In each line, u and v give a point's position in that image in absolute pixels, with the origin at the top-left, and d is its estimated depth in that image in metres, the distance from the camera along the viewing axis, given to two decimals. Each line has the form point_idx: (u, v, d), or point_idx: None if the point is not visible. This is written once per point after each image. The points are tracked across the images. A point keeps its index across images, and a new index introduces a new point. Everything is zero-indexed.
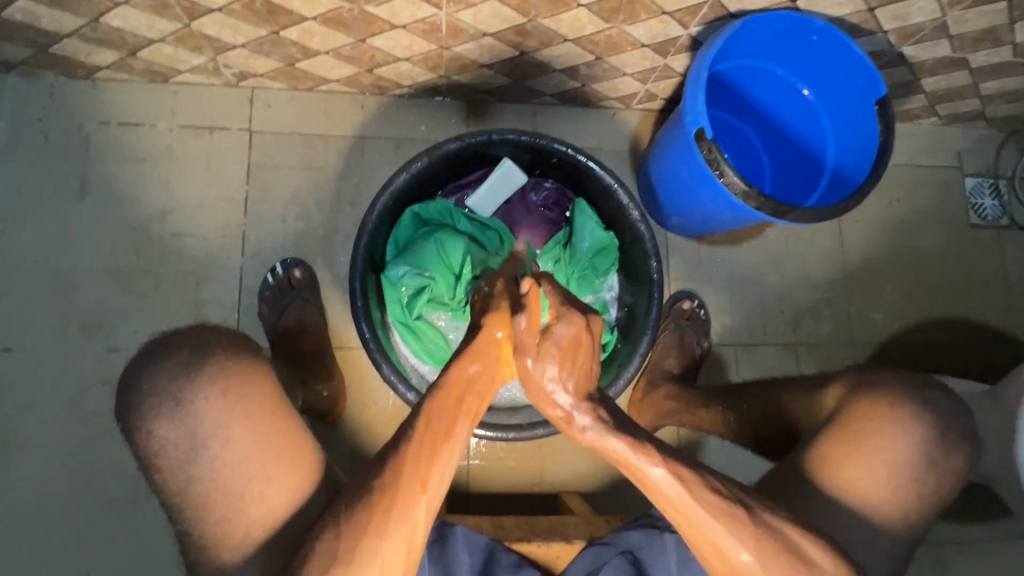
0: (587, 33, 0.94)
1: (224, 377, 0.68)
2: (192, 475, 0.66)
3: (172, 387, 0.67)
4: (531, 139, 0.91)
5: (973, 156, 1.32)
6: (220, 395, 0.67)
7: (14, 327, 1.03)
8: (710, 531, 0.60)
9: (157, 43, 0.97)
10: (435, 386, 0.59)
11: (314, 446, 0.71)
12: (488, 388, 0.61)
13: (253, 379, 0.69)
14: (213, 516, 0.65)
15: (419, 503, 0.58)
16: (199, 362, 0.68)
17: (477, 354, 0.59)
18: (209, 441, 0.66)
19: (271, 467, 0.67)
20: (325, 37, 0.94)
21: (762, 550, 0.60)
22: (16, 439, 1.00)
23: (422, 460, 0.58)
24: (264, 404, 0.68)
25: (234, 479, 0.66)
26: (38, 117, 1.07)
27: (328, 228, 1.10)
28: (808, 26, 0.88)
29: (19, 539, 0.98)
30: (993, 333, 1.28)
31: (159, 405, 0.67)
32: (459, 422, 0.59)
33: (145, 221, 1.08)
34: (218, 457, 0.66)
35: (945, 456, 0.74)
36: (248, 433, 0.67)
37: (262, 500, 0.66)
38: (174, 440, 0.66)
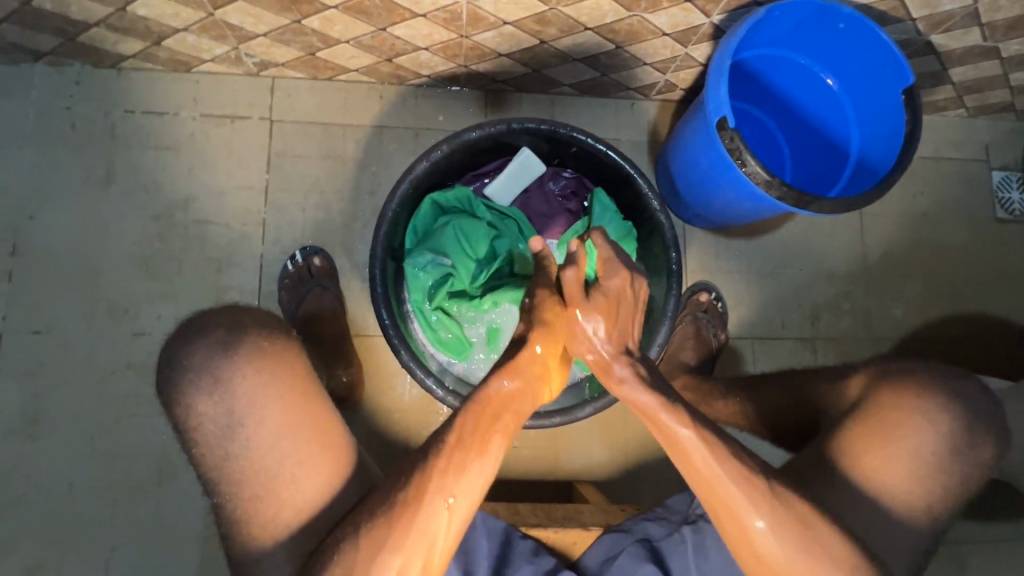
0: (608, 21, 0.93)
1: (260, 357, 0.70)
2: (227, 451, 0.67)
3: (210, 363, 0.69)
4: (551, 127, 0.91)
5: (1001, 149, 1.29)
6: (256, 374, 0.69)
7: (43, 310, 1.06)
8: (730, 496, 0.62)
9: (181, 33, 0.98)
10: (472, 400, 0.62)
11: (343, 433, 0.71)
12: (524, 407, 0.64)
13: (286, 361, 0.71)
14: (246, 493, 0.67)
15: (440, 517, 0.59)
16: (236, 341, 0.70)
17: (515, 370, 0.64)
18: (245, 419, 0.67)
19: (303, 450, 0.67)
20: (346, 26, 0.95)
21: (773, 516, 0.62)
22: (45, 420, 1.03)
23: (449, 472, 0.59)
24: (297, 387, 0.70)
25: (267, 460, 0.67)
26: (67, 105, 1.09)
27: (347, 218, 1.11)
28: (834, 13, 0.86)
29: (48, 516, 1.01)
30: (1019, 330, 1.25)
31: (198, 380, 0.69)
32: (493, 439, 0.61)
33: (169, 209, 1.09)
34: (253, 435, 0.67)
35: (970, 445, 0.73)
36: (282, 414, 0.68)
37: (294, 483, 0.67)
38: (212, 416, 0.68)
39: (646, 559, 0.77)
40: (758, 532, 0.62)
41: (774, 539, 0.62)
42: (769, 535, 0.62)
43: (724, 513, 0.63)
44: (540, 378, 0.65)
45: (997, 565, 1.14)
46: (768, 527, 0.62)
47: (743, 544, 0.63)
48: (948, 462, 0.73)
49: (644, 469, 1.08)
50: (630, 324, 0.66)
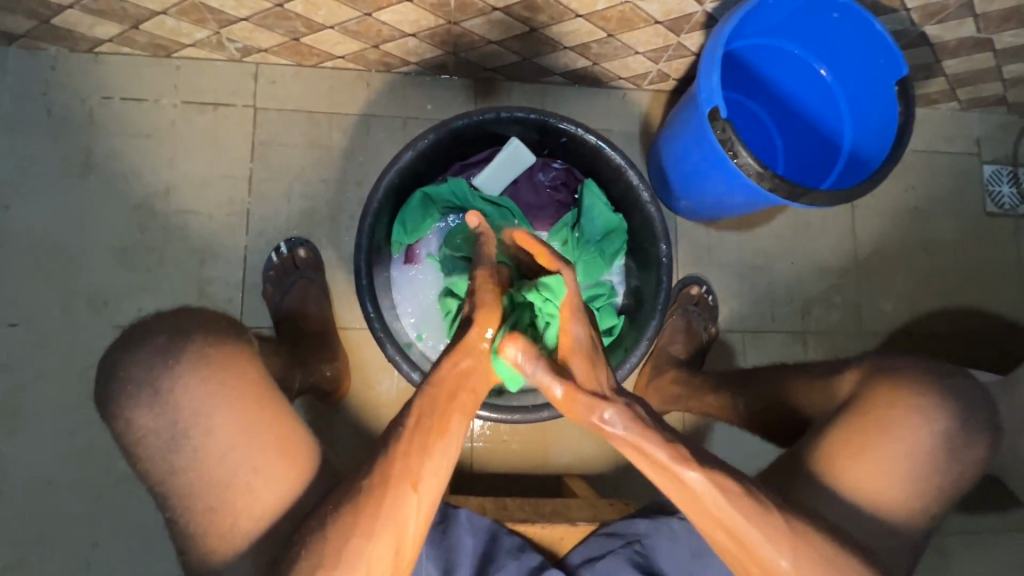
0: (599, 8, 0.91)
1: (205, 364, 0.68)
2: (175, 465, 0.66)
3: (150, 375, 0.67)
4: (540, 117, 0.89)
5: (993, 143, 1.29)
6: (199, 382, 0.67)
7: (21, 301, 1.03)
8: (750, 538, 0.59)
9: (159, 16, 0.95)
10: (426, 383, 0.59)
11: (304, 435, 0.69)
12: (480, 385, 0.61)
13: (232, 366, 0.69)
14: (201, 505, 0.65)
15: (408, 500, 0.58)
16: (176, 349, 0.68)
17: (467, 349, 0.59)
18: (190, 430, 0.66)
19: (257, 457, 0.66)
20: (330, 11, 0.92)
21: (797, 558, 0.60)
22: (23, 414, 1.01)
23: (411, 455, 0.58)
24: (246, 392, 0.68)
25: (217, 469, 0.65)
26: (41, 91, 1.06)
27: (333, 208, 1.09)
28: (828, 2, 0.85)
29: (26, 511, 1.00)
30: (1006, 324, 1.26)
31: (138, 393, 0.67)
32: (453, 417, 0.59)
33: (149, 198, 1.07)
34: (200, 446, 0.66)
35: (954, 441, 0.73)
36: (229, 421, 0.66)
37: (248, 491, 0.65)
38: (155, 429, 0.66)
39: (634, 562, 0.76)
40: (779, 568, 0.60)
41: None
42: (796, 574, 0.60)
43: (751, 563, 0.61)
44: (495, 358, 0.60)
45: (981, 557, 1.15)
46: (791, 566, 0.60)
47: None
48: (931, 452, 0.73)
49: (633, 463, 1.08)
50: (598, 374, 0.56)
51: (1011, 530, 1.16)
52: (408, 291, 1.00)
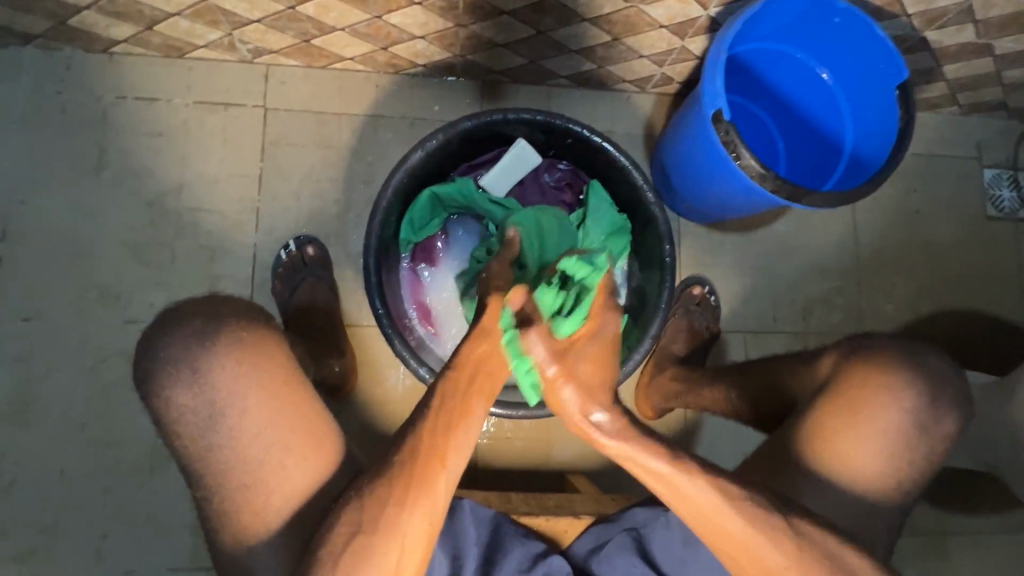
0: (605, 12, 0.93)
1: (240, 347, 0.69)
2: (211, 442, 0.67)
3: (188, 355, 0.68)
4: (546, 118, 0.91)
5: (993, 147, 1.30)
6: (236, 364, 0.68)
7: (34, 296, 1.05)
8: (733, 531, 0.61)
9: (174, 18, 0.97)
10: (447, 367, 0.59)
11: (330, 415, 0.72)
12: (501, 370, 0.58)
13: (267, 349, 0.70)
14: (234, 482, 0.67)
15: (438, 475, 0.60)
16: (214, 331, 0.70)
17: (486, 334, 0.56)
18: (226, 409, 0.67)
19: (289, 436, 0.68)
20: (342, 13, 0.94)
21: (778, 540, 0.62)
22: (36, 407, 1.03)
23: (437, 436, 0.59)
24: (282, 373, 0.70)
25: (252, 448, 0.67)
26: (57, 89, 1.08)
27: (342, 207, 1.11)
28: (830, 7, 0.87)
29: (37, 502, 1.01)
30: (1006, 326, 1.27)
31: (175, 372, 0.68)
32: (475, 400, 0.60)
33: (162, 196, 1.08)
34: (236, 425, 0.67)
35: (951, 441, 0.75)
36: (265, 402, 0.68)
37: (281, 470, 0.67)
38: (192, 408, 0.68)
39: (631, 550, 0.77)
40: (764, 555, 0.62)
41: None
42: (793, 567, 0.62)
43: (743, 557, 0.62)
44: None
45: (981, 558, 1.16)
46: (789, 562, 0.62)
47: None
48: (926, 448, 0.74)
49: None
50: (610, 371, 0.56)
51: (1010, 531, 1.17)
52: (417, 289, 1.01)
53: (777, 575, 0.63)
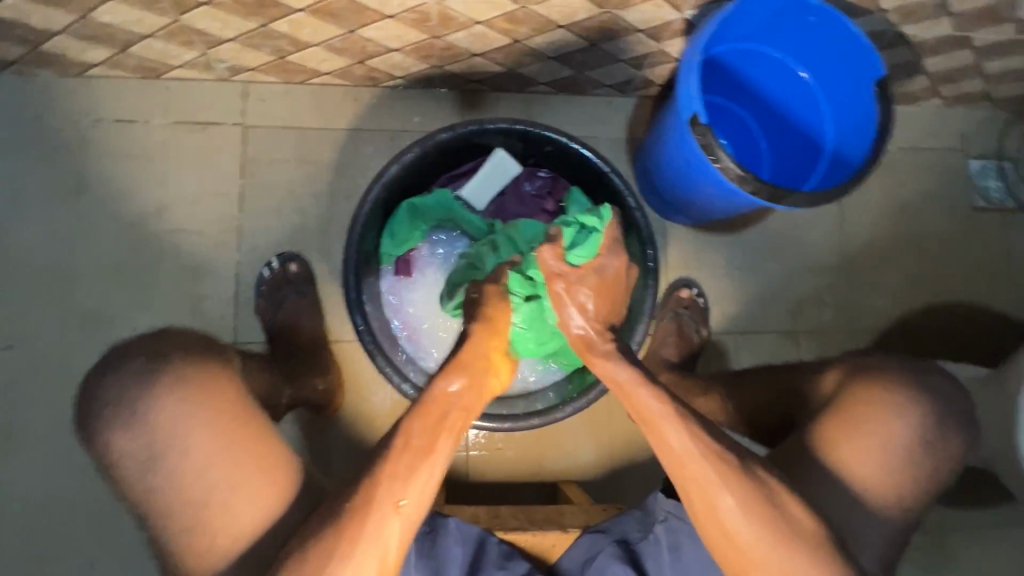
0: (579, 18, 0.92)
1: (184, 387, 0.69)
2: (151, 486, 0.67)
3: (126, 398, 0.69)
4: (524, 126, 0.91)
5: (978, 138, 1.30)
6: (176, 404, 0.68)
7: (17, 323, 1.04)
8: (697, 466, 0.63)
9: (147, 39, 0.96)
10: (416, 403, 0.62)
11: (285, 451, 0.70)
12: (472, 404, 0.64)
13: (208, 386, 0.70)
14: (178, 525, 0.66)
15: (390, 521, 0.58)
16: (154, 372, 0.70)
17: (459, 368, 0.64)
18: (166, 451, 0.67)
19: (233, 476, 0.67)
20: (315, 29, 0.94)
21: (735, 487, 0.62)
22: (20, 435, 1.02)
23: (397, 477, 0.58)
24: (222, 411, 0.69)
25: (193, 488, 0.66)
26: (34, 115, 1.07)
27: (324, 222, 1.10)
28: (803, 6, 0.87)
29: (25, 532, 1.00)
30: (998, 318, 1.26)
31: (115, 417, 0.68)
32: (440, 437, 0.61)
33: (143, 219, 1.08)
34: (177, 467, 0.67)
35: (934, 438, 0.74)
36: (206, 441, 0.67)
37: (227, 510, 0.66)
38: (131, 451, 0.67)
39: (619, 559, 0.77)
40: (724, 504, 0.62)
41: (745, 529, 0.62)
42: (740, 515, 0.62)
43: (697, 496, 0.63)
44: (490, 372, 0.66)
45: (980, 553, 1.14)
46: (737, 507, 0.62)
47: (719, 538, 0.63)
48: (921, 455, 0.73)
49: (628, 467, 1.08)
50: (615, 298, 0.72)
51: (1009, 526, 1.15)
52: (405, 305, 1.00)
53: (733, 528, 0.63)
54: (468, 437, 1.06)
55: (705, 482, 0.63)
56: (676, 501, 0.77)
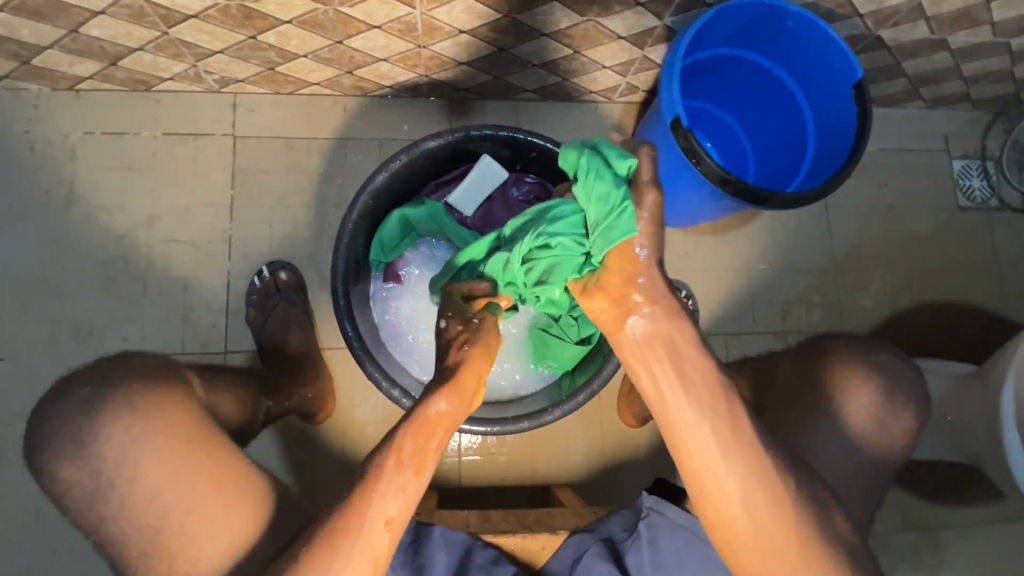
0: (562, 27, 0.94)
1: (129, 412, 0.68)
2: (104, 513, 0.67)
3: (75, 429, 0.68)
4: (509, 133, 0.93)
5: (961, 139, 1.32)
6: (122, 433, 0.68)
7: (6, 336, 1.04)
8: (734, 460, 0.59)
9: (136, 52, 0.98)
10: (409, 420, 0.61)
11: (241, 467, 0.70)
12: (459, 420, 0.63)
13: (156, 412, 0.69)
14: (135, 549, 0.66)
15: (381, 535, 0.59)
16: (100, 402, 0.69)
17: (451, 389, 0.62)
18: (115, 479, 0.67)
19: (186, 501, 0.66)
20: (303, 40, 0.95)
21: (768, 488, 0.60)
22: (10, 447, 1.01)
23: (388, 493, 0.59)
24: (169, 437, 0.68)
25: (145, 515, 0.66)
26: (24, 128, 1.08)
27: (315, 230, 1.11)
28: (781, 13, 0.89)
29: (14, 545, 0.99)
30: (985, 315, 1.27)
31: (64, 449, 0.68)
32: (429, 455, 0.61)
33: (132, 230, 1.08)
34: (127, 494, 0.66)
35: (899, 421, 0.78)
36: (154, 468, 0.67)
37: (182, 534, 0.66)
38: (80, 481, 0.67)
39: (606, 558, 0.76)
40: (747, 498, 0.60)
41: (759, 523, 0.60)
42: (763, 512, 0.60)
43: (723, 486, 0.59)
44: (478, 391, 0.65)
45: (973, 550, 1.15)
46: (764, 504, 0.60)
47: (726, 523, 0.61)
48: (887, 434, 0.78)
49: (620, 469, 1.09)
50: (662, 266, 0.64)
51: (1001, 522, 1.15)
52: (395, 308, 1.01)
53: (747, 517, 0.60)
54: (460, 441, 1.06)
55: (735, 465, 0.59)
56: (658, 497, 0.78)
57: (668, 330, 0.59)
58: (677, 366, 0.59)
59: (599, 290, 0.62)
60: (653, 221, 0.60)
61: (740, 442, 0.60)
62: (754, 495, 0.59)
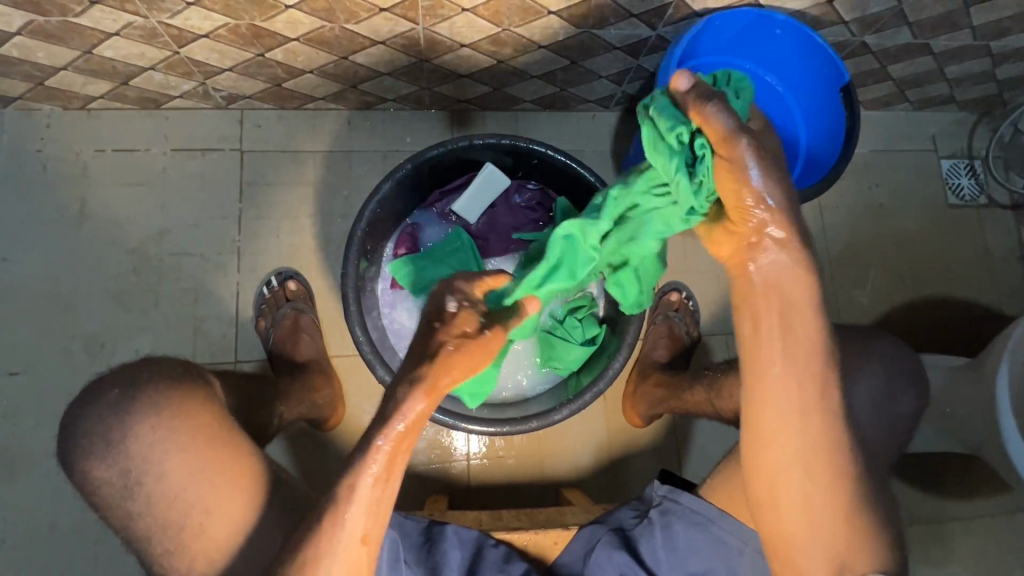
0: (560, 39, 0.98)
1: (156, 413, 0.70)
2: (130, 511, 0.69)
3: (103, 428, 0.70)
4: (511, 141, 0.95)
5: (947, 139, 1.36)
6: (151, 431, 0.69)
7: (19, 350, 1.06)
8: (804, 426, 0.61)
9: (148, 72, 1.01)
10: (381, 424, 0.55)
11: (260, 469, 0.73)
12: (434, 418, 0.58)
13: (186, 411, 0.71)
14: (159, 546, 0.68)
15: (359, 552, 0.60)
16: (129, 402, 0.71)
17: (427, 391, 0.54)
18: (142, 477, 0.69)
19: (210, 500, 0.69)
20: (309, 57, 0.98)
21: (820, 465, 0.63)
22: (24, 460, 1.02)
23: (365, 510, 0.59)
24: (199, 434, 0.70)
25: (169, 512, 0.68)
26: (37, 147, 1.11)
27: (322, 240, 1.14)
28: (770, 21, 0.94)
29: (27, 557, 1.00)
30: (981, 309, 1.30)
31: (93, 446, 0.70)
32: (398, 461, 0.58)
33: (144, 243, 1.11)
34: (153, 491, 0.68)
35: (894, 407, 0.82)
36: (181, 464, 0.69)
37: (202, 532, 0.68)
38: (108, 479, 0.69)
39: (618, 546, 0.78)
40: (799, 465, 0.63)
41: (797, 493, 0.63)
42: (802, 484, 0.63)
43: (782, 445, 0.62)
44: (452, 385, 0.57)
45: (979, 540, 1.16)
46: (808, 477, 0.63)
47: (769, 478, 0.64)
48: (884, 420, 0.81)
49: (628, 468, 1.10)
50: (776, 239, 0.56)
51: (1005, 512, 1.17)
52: (391, 315, 1.03)
53: (788, 482, 0.63)
54: (472, 445, 1.08)
55: (807, 426, 0.61)
56: (668, 485, 0.79)
57: (775, 297, 0.57)
58: (786, 325, 0.58)
59: (727, 237, 0.58)
60: (733, 166, 0.54)
61: (820, 416, 0.62)
62: (809, 459, 0.62)
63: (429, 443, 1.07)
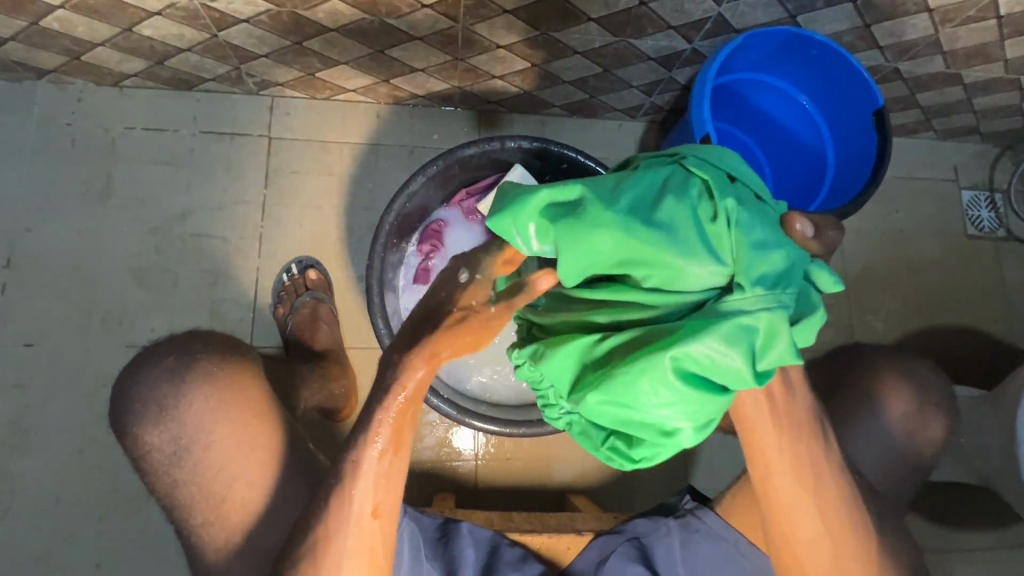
0: (596, 45, 0.98)
1: (208, 384, 0.70)
2: (176, 479, 0.69)
3: (155, 393, 0.70)
4: (542, 144, 0.96)
5: (970, 170, 1.36)
6: (204, 400, 0.70)
7: (36, 321, 1.06)
8: (808, 507, 0.63)
9: (185, 53, 1.01)
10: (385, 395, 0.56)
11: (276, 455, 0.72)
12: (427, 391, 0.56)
13: (237, 385, 0.71)
14: (199, 517, 0.69)
15: (370, 529, 0.60)
16: (185, 369, 0.71)
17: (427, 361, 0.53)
18: (191, 445, 0.69)
19: (252, 472, 0.70)
20: (346, 48, 0.99)
21: (837, 540, 0.64)
22: (33, 432, 1.02)
23: (383, 478, 0.59)
24: (251, 409, 0.71)
25: (215, 482, 0.69)
26: (67, 121, 1.11)
27: (344, 231, 1.14)
28: (806, 42, 0.93)
29: (31, 530, 0.99)
30: (994, 341, 1.30)
31: (144, 410, 0.70)
32: (404, 433, 0.58)
33: (166, 222, 1.11)
34: (202, 460, 0.69)
35: (916, 427, 0.81)
36: (231, 435, 0.69)
37: (241, 503, 0.69)
38: (159, 445, 0.69)
39: (635, 559, 0.79)
40: (815, 543, 0.64)
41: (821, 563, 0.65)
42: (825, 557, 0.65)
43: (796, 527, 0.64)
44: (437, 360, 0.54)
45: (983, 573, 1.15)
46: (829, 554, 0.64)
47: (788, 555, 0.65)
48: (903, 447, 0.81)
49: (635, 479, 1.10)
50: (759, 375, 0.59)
51: (1011, 547, 1.16)
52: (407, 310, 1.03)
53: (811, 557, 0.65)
54: (478, 440, 1.07)
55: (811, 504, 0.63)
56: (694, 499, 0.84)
57: (768, 387, 0.58)
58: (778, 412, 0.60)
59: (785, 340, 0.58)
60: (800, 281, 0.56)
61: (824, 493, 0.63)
62: (828, 541, 0.64)
63: (438, 440, 1.06)
